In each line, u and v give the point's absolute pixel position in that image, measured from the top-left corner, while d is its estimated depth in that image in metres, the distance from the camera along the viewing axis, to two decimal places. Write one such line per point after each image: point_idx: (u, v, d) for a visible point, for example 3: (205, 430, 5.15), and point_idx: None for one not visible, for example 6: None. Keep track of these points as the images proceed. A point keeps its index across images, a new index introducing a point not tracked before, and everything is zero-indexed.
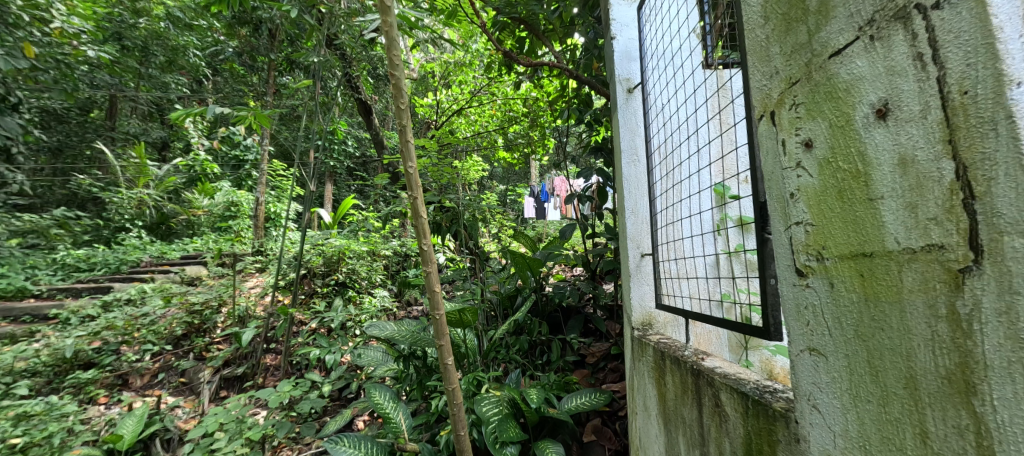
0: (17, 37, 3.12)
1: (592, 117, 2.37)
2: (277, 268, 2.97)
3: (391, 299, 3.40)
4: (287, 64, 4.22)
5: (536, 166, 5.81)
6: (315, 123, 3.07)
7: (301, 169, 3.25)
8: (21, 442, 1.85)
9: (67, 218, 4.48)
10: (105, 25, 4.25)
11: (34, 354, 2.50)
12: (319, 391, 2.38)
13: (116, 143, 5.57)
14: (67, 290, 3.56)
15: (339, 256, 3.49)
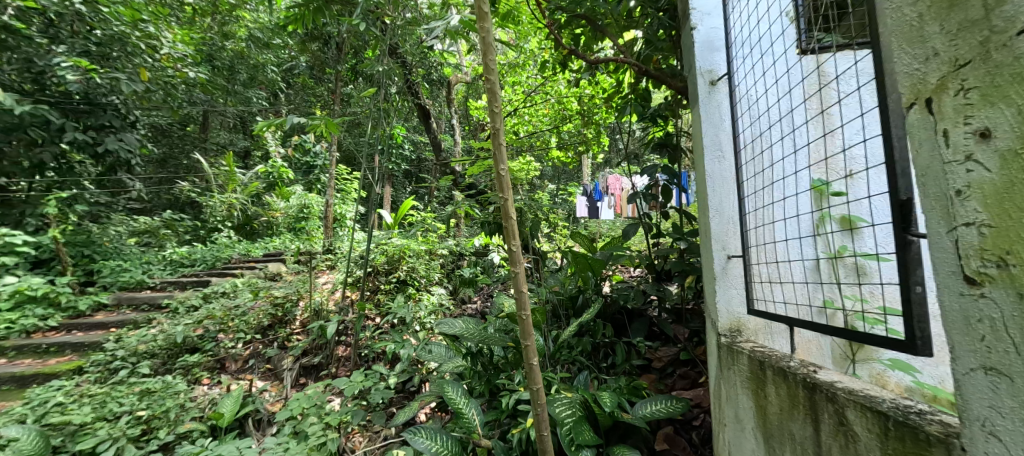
0: (135, 63, 3.74)
1: (654, 113, 2.30)
2: (347, 264, 3.20)
3: (448, 297, 3.52)
4: (350, 75, 4.45)
5: (589, 164, 5.71)
6: (377, 129, 3.24)
7: (365, 174, 3.45)
8: (146, 414, 2.15)
9: (175, 220, 5.06)
10: (203, 49, 4.88)
11: (153, 338, 2.90)
12: (387, 383, 2.52)
13: (210, 153, 6.24)
14: (174, 282, 4.03)
15: (400, 255, 3.69)
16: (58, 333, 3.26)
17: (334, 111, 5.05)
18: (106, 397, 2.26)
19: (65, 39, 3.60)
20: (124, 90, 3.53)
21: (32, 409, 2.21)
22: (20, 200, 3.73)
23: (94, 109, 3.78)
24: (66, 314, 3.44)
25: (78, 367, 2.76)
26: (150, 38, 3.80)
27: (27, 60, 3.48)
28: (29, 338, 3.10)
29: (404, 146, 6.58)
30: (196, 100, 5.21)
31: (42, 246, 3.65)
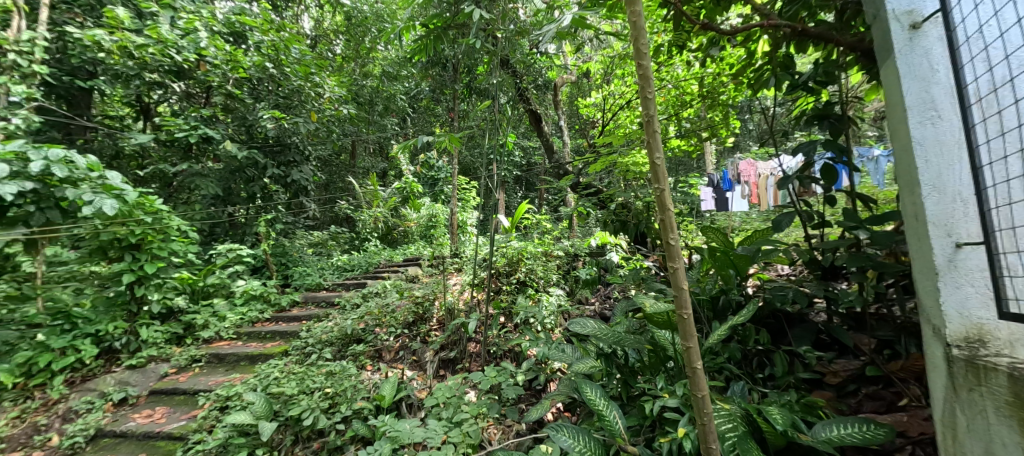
0: (306, 107, 4.95)
1: (802, 82, 1.95)
2: (473, 266, 3.40)
3: (566, 298, 3.50)
4: (464, 92, 4.80)
5: (715, 151, 5.16)
6: (492, 140, 3.48)
7: (483, 181, 3.69)
8: (331, 390, 2.64)
9: (338, 233, 5.91)
10: (349, 88, 5.94)
11: (330, 330, 3.47)
12: (516, 379, 2.63)
13: (359, 175, 7.29)
14: (341, 284, 4.74)
15: (518, 257, 3.76)
16: (269, 323, 4.06)
17: (452, 127, 5.46)
18: (303, 375, 2.85)
19: (263, 96, 4.79)
20: (303, 129, 4.72)
21: (259, 381, 2.90)
22: (242, 221, 4.79)
23: (284, 149, 4.91)
24: (274, 308, 4.30)
25: (283, 350, 3.42)
26: (317, 87, 4.99)
27: (244, 120, 4.69)
28: (248, 328, 3.91)
29: (516, 152, 6.75)
30: (346, 131, 6.20)
31: (254, 256, 4.60)
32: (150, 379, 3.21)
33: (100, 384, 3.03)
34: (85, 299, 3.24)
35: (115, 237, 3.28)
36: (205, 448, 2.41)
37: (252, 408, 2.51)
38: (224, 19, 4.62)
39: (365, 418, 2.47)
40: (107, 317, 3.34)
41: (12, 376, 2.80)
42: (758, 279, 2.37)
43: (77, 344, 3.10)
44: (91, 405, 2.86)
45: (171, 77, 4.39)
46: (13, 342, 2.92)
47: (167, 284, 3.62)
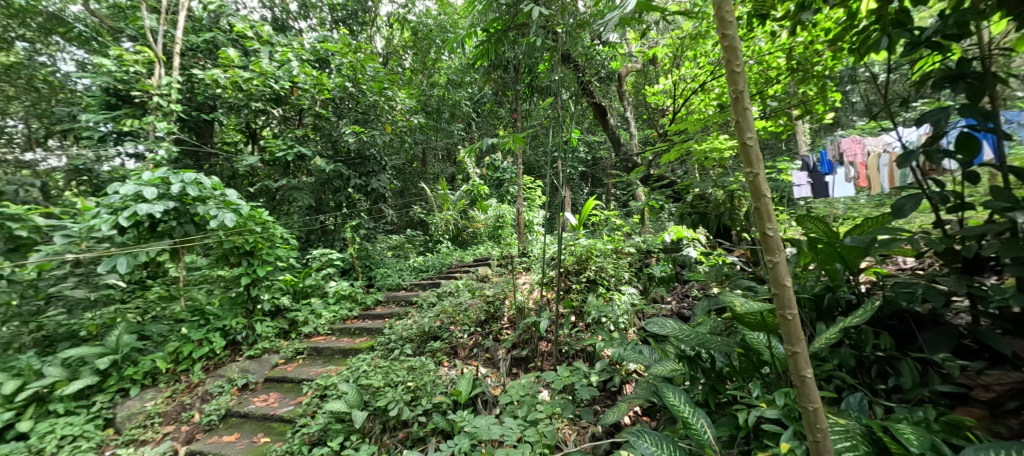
0: (382, 119, 5.31)
1: (924, 40, 1.65)
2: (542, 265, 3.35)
3: (640, 296, 3.34)
4: (526, 91, 4.78)
5: (808, 131, 4.61)
6: (557, 136, 3.39)
7: (549, 179, 3.64)
8: (413, 384, 2.77)
9: (414, 235, 6.12)
10: (417, 97, 6.19)
11: (410, 328, 3.61)
12: (590, 380, 2.58)
13: (429, 181, 7.58)
14: (418, 284, 4.91)
15: (587, 254, 3.64)
16: (357, 320, 4.28)
17: (516, 127, 5.45)
18: (388, 369, 2.98)
19: (345, 113, 5.25)
20: (380, 140, 5.08)
21: (350, 373, 3.07)
22: (333, 227, 5.15)
23: (364, 160, 5.31)
24: (361, 307, 4.51)
25: (370, 345, 3.62)
26: (390, 100, 5.29)
27: (330, 138, 5.21)
28: (340, 325, 4.17)
29: (582, 147, 6.49)
30: (416, 140, 6.47)
31: (343, 260, 4.95)
32: (265, 368, 3.58)
33: (228, 372, 3.45)
34: (214, 298, 3.80)
35: (234, 246, 3.70)
36: (307, 433, 2.65)
37: (346, 398, 2.71)
38: (311, 47, 5.18)
39: (443, 412, 2.62)
40: (231, 314, 3.83)
41: (166, 362, 3.38)
42: (873, 274, 2.05)
43: (211, 336, 3.64)
44: (221, 388, 3.28)
45: (271, 103, 4.98)
46: (166, 333, 3.55)
47: (275, 285, 4.06)
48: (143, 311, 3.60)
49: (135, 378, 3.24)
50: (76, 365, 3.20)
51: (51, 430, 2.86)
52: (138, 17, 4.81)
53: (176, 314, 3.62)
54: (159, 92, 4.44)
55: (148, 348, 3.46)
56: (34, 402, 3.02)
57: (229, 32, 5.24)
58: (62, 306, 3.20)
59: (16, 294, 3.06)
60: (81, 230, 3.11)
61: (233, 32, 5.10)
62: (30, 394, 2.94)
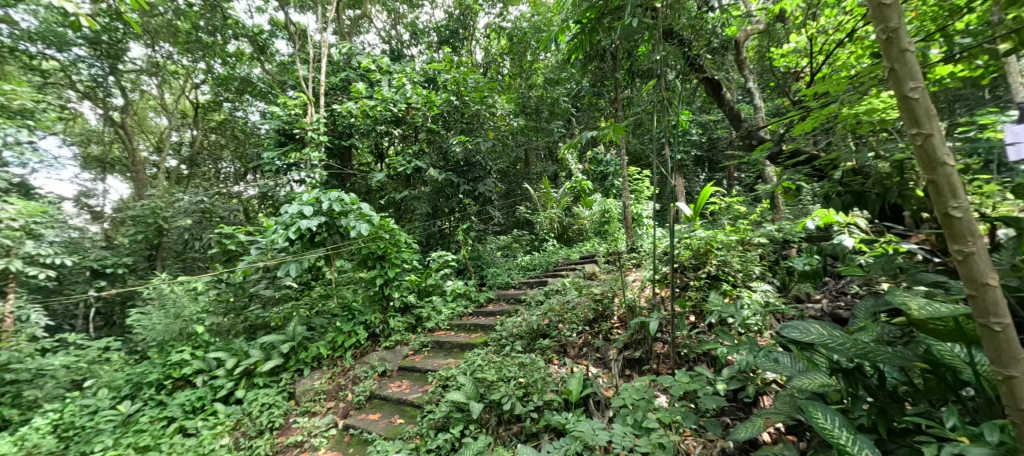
0: (483, 126, 5.42)
1: None
2: (652, 261, 3.07)
3: (777, 294, 2.86)
4: (627, 78, 4.46)
5: None
6: (665, 122, 3.04)
7: (657, 168, 3.33)
8: (524, 380, 2.75)
9: (520, 235, 6.09)
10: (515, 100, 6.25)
11: (518, 325, 3.59)
12: (716, 388, 2.29)
13: (532, 180, 7.60)
14: (526, 282, 4.88)
15: (707, 248, 3.23)
16: (472, 317, 4.38)
17: (617, 117, 5.14)
18: (500, 365, 2.97)
19: (452, 125, 5.50)
20: (484, 147, 5.22)
21: (466, 366, 3.14)
22: (448, 230, 5.44)
23: (471, 167, 5.47)
24: (475, 304, 4.64)
25: (484, 340, 3.65)
26: (491, 108, 5.41)
27: (441, 149, 5.44)
28: (457, 321, 4.29)
29: (693, 129, 5.81)
30: (517, 142, 6.52)
31: (457, 260, 5.12)
32: (398, 357, 3.82)
33: (371, 358, 3.78)
34: (358, 296, 4.20)
35: (370, 252, 4.11)
36: (433, 418, 2.77)
37: (464, 390, 2.76)
38: (421, 69, 5.64)
39: (555, 410, 2.56)
40: (371, 310, 4.18)
41: (327, 349, 3.84)
42: None
43: (356, 328, 4.01)
44: (367, 373, 3.59)
45: (392, 125, 5.51)
46: (326, 325, 4.05)
47: (403, 285, 4.32)
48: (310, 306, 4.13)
49: (307, 360, 3.76)
50: (269, 349, 3.80)
51: (255, 401, 3.40)
52: (296, 69, 5.82)
53: (332, 309, 4.08)
54: (312, 128, 5.10)
55: (314, 337, 3.97)
56: (242, 377, 3.66)
57: (358, 68, 5.97)
58: (259, 302, 4.19)
59: (232, 293, 4.11)
60: (267, 244, 3.88)
61: (361, 67, 5.80)
62: (241, 370, 3.58)
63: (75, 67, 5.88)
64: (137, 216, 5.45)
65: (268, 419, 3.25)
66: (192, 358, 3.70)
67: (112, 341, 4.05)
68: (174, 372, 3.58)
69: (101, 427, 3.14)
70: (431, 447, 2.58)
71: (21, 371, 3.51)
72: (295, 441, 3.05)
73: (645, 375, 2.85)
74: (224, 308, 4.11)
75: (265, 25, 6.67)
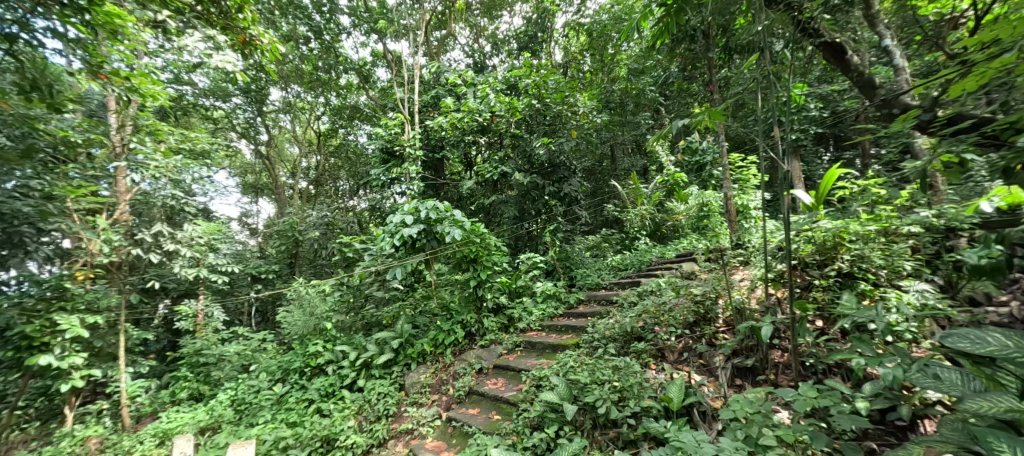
0: (566, 126, 5.24)
1: None
2: (765, 257, 2.67)
3: (938, 295, 2.30)
4: (723, 58, 3.98)
5: None
6: (774, 100, 2.61)
7: (768, 150, 2.89)
8: (620, 384, 2.55)
9: (609, 234, 5.78)
10: (598, 94, 5.99)
11: (611, 327, 3.35)
12: (854, 406, 1.92)
13: (620, 177, 7.22)
14: (618, 282, 4.61)
15: (836, 242, 2.69)
16: (563, 318, 4.24)
17: (713, 101, 4.63)
18: (593, 367, 2.81)
19: (535, 128, 5.43)
20: (568, 147, 5.06)
21: (559, 367, 3.01)
22: (536, 233, 5.38)
23: (555, 168, 5.34)
24: (566, 305, 4.49)
25: (576, 342, 3.49)
26: (573, 107, 5.23)
27: (524, 153, 5.35)
28: (549, 322, 4.18)
29: (809, 104, 4.98)
30: (602, 138, 6.24)
31: (545, 261, 4.99)
32: (493, 356, 3.83)
33: (468, 356, 3.83)
34: (455, 297, 4.27)
35: (464, 255, 4.14)
36: (528, 417, 2.69)
37: (557, 390, 2.66)
38: (503, 78, 5.69)
39: (655, 418, 2.36)
40: (468, 309, 4.22)
41: (431, 345, 3.95)
42: None
43: (455, 326, 4.05)
44: (467, 369, 3.65)
45: (478, 134, 5.61)
46: (428, 324, 4.17)
47: (495, 286, 4.30)
48: (413, 306, 4.29)
49: (413, 356, 3.90)
50: (382, 344, 4.03)
51: (373, 390, 3.64)
52: (394, 93, 6.25)
53: (432, 309, 4.20)
54: (410, 145, 5.44)
55: (418, 334, 4.11)
56: (362, 368, 3.95)
57: (446, 84, 6.20)
58: (373, 302, 4.50)
59: (351, 294, 4.49)
60: (378, 251, 4.10)
61: (448, 83, 6.01)
62: (360, 362, 3.87)
63: (235, 112, 7.48)
64: (280, 230, 6.25)
65: (384, 406, 3.46)
66: (324, 349, 4.14)
67: (268, 335, 5.11)
68: (311, 361, 4.05)
69: (262, 404, 3.87)
70: (527, 444, 2.51)
71: (209, 357, 4.64)
72: (407, 428, 3.21)
73: (759, 386, 2.50)
74: (347, 308, 4.54)
75: (367, 57, 7.27)
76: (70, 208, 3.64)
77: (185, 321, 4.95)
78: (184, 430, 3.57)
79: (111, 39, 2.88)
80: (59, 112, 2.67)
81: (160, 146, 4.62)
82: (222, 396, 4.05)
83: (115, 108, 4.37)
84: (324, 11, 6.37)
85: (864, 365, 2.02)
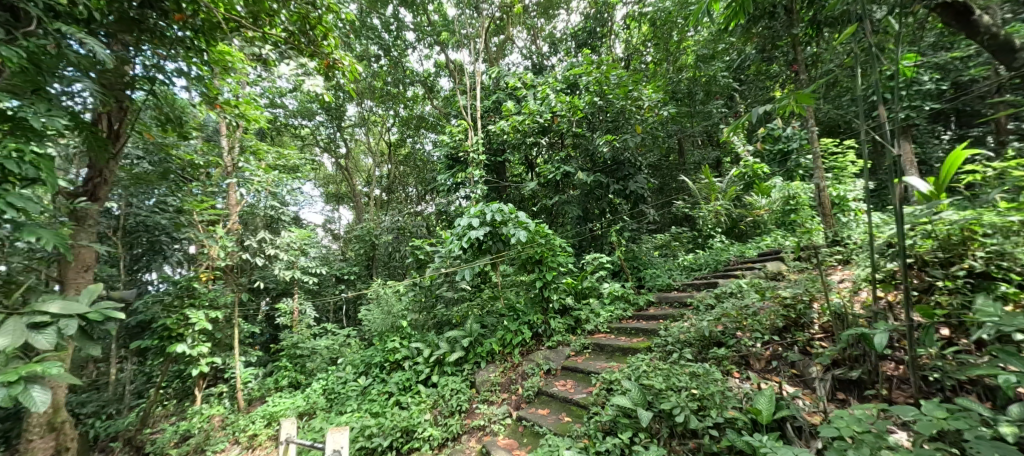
0: (630, 121, 5.02)
1: None
2: (872, 256, 2.32)
3: None
4: (809, 32, 3.52)
5: None
6: (874, 75, 2.27)
7: (872, 133, 2.52)
8: (698, 392, 2.36)
9: (680, 233, 5.42)
10: (665, 85, 5.67)
11: (687, 331, 3.12)
12: (998, 433, 1.60)
13: (690, 171, 6.77)
14: (692, 283, 4.29)
15: (964, 238, 2.27)
16: (632, 320, 4.05)
17: (799, 82, 4.16)
18: (668, 372, 2.64)
19: (597, 126, 5.27)
20: (633, 143, 4.84)
21: (631, 371, 2.87)
22: (601, 233, 5.21)
23: (619, 165, 5.14)
24: (635, 308, 4.29)
25: (648, 346, 3.30)
26: (637, 101, 4.99)
27: (588, 152, 5.26)
28: (618, 324, 4.01)
29: (922, 75, 4.26)
30: (670, 132, 5.89)
31: (612, 261, 4.80)
32: (561, 358, 3.76)
33: (535, 357, 3.80)
34: (521, 298, 4.25)
35: (529, 257, 4.10)
36: (600, 420, 2.59)
37: (629, 395, 2.52)
38: (563, 77, 5.60)
39: (740, 431, 2.16)
40: (534, 311, 4.18)
41: (499, 345, 3.96)
42: None
43: (521, 327, 4.05)
44: (535, 369, 3.62)
45: (539, 135, 5.58)
46: (496, 325, 4.18)
47: (560, 287, 4.26)
48: (481, 306, 4.32)
49: (483, 354, 3.95)
50: (453, 342, 4.12)
51: (446, 386, 3.71)
52: (457, 100, 6.42)
53: (500, 309, 4.18)
54: (473, 150, 5.54)
55: (487, 333, 4.14)
56: (435, 365, 4.06)
57: (506, 88, 6.25)
58: (443, 302, 4.52)
59: (424, 294, 4.58)
60: (447, 253, 4.20)
61: (509, 87, 6.04)
62: (433, 359, 3.98)
63: (319, 129, 8.44)
64: (360, 235, 6.70)
65: (457, 402, 3.52)
66: (401, 346, 4.34)
67: (352, 331, 5.45)
68: (391, 356, 4.26)
69: (349, 394, 4.14)
70: (600, 449, 2.42)
71: (303, 349, 5.08)
72: (478, 424, 3.25)
73: (868, 402, 2.19)
74: (420, 307, 4.64)
75: (431, 68, 7.56)
76: (195, 220, 4.31)
77: (284, 318, 5.43)
78: (287, 413, 4.11)
79: (223, 73, 3.32)
80: (184, 138, 3.20)
81: (261, 162, 5.14)
82: (317, 384, 4.50)
83: (226, 131, 4.88)
84: (391, 29, 6.74)
85: (1013, 384, 1.67)
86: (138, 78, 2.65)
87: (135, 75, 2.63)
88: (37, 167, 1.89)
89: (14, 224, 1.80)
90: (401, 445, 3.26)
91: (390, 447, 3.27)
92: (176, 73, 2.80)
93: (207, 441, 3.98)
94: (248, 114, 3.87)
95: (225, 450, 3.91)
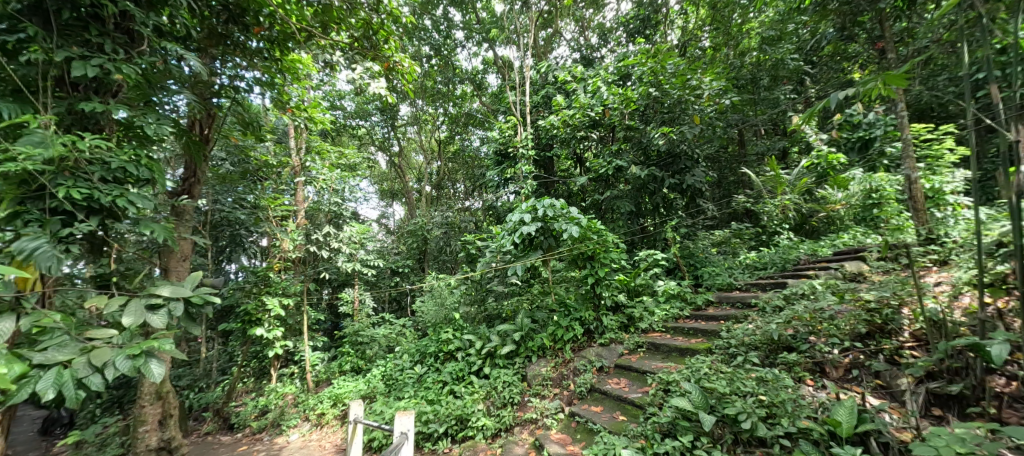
0: (687, 112, 4.77)
1: None
2: (980, 257, 2.02)
3: None
4: (900, 4, 3.11)
5: None
6: (985, 51, 1.96)
7: (983, 117, 2.17)
8: (767, 399, 2.21)
9: (741, 228, 5.07)
10: (727, 72, 5.32)
11: (751, 334, 2.92)
12: None
13: (754, 163, 6.30)
14: (756, 283, 4.00)
15: None
16: (690, 320, 3.87)
17: (885, 62, 3.74)
18: (732, 376, 2.49)
19: (651, 118, 5.08)
20: (691, 135, 4.60)
21: (690, 373, 2.74)
22: (654, 229, 5.01)
23: (675, 158, 4.91)
24: (692, 307, 4.09)
25: (707, 348, 3.13)
26: (696, 90, 4.71)
27: (641, 144, 5.07)
28: (674, 324, 3.85)
29: None
30: (731, 121, 5.52)
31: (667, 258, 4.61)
32: (613, 355, 3.68)
33: (587, 354, 3.75)
34: (571, 294, 4.20)
35: (581, 253, 4.03)
36: (658, 422, 2.49)
37: (690, 397, 2.41)
38: (615, 68, 5.45)
39: (815, 443, 1.99)
40: (585, 308, 4.11)
41: (549, 340, 3.96)
42: None
43: (573, 323, 4.01)
44: (586, 366, 3.58)
45: (590, 128, 5.47)
46: (546, 320, 4.17)
47: (613, 284, 4.17)
48: (531, 301, 4.34)
49: (533, 349, 3.97)
50: (504, 336, 4.18)
51: (498, 378, 3.76)
52: (506, 96, 6.44)
53: (550, 304, 4.18)
54: (522, 145, 5.55)
55: (537, 328, 4.15)
56: (487, 357, 4.15)
57: (555, 82, 6.20)
58: (494, 295, 4.66)
59: (475, 288, 4.75)
60: (497, 248, 4.26)
61: (558, 81, 6.01)
62: (485, 351, 4.07)
63: (375, 129, 8.84)
64: (413, 229, 6.96)
65: (509, 394, 3.57)
66: (454, 337, 4.47)
67: (407, 320, 5.70)
68: (444, 347, 4.41)
69: (406, 381, 4.34)
70: (658, 451, 2.33)
71: (364, 337, 5.40)
72: (531, 417, 3.28)
73: (970, 420, 1.92)
74: (472, 300, 4.77)
75: (480, 65, 7.67)
76: (270, 215, 4.79)
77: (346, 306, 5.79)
78: (351, 395, 4.41)
79: (294, 81, 3.61)
80: (260, 141, 3.46)
81: (325, 161, 5.49)
82: (376, 370, 4.77)
83: (295, 132, 5.27)
84: (441, 29, 6.92)
85: None
86: (224, 87, 2.96)
87: (221, 85, 2.94)
88: (151, 169, 2.11)
89: (134, 218, 2.07)
90: (455, 432, 3.38)
91: (445, 433, 3.41)
92: (254, 81, 3.06)
93: (283, 416, 4.45)
94: (315, 116, 4.22)
95: (298, 425, 4.33)
